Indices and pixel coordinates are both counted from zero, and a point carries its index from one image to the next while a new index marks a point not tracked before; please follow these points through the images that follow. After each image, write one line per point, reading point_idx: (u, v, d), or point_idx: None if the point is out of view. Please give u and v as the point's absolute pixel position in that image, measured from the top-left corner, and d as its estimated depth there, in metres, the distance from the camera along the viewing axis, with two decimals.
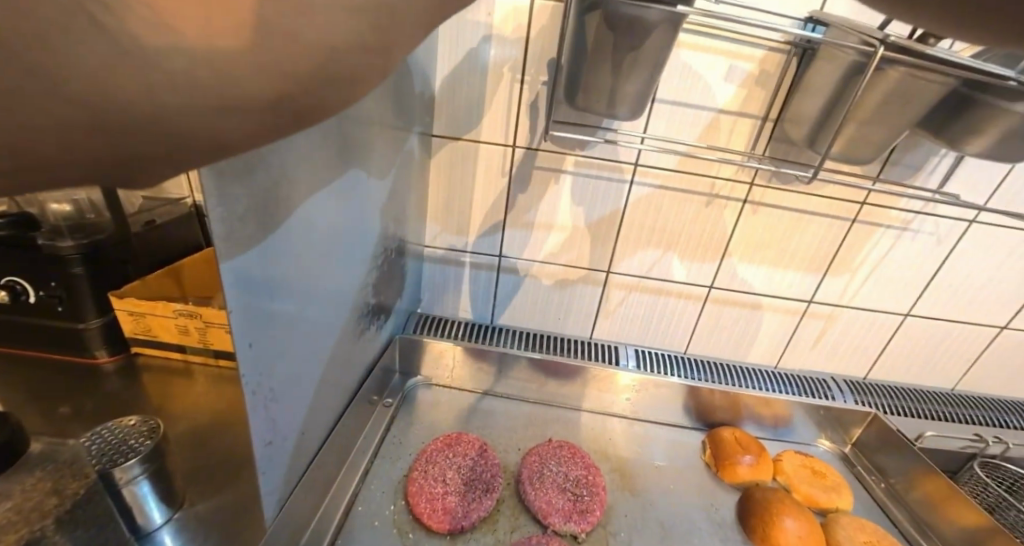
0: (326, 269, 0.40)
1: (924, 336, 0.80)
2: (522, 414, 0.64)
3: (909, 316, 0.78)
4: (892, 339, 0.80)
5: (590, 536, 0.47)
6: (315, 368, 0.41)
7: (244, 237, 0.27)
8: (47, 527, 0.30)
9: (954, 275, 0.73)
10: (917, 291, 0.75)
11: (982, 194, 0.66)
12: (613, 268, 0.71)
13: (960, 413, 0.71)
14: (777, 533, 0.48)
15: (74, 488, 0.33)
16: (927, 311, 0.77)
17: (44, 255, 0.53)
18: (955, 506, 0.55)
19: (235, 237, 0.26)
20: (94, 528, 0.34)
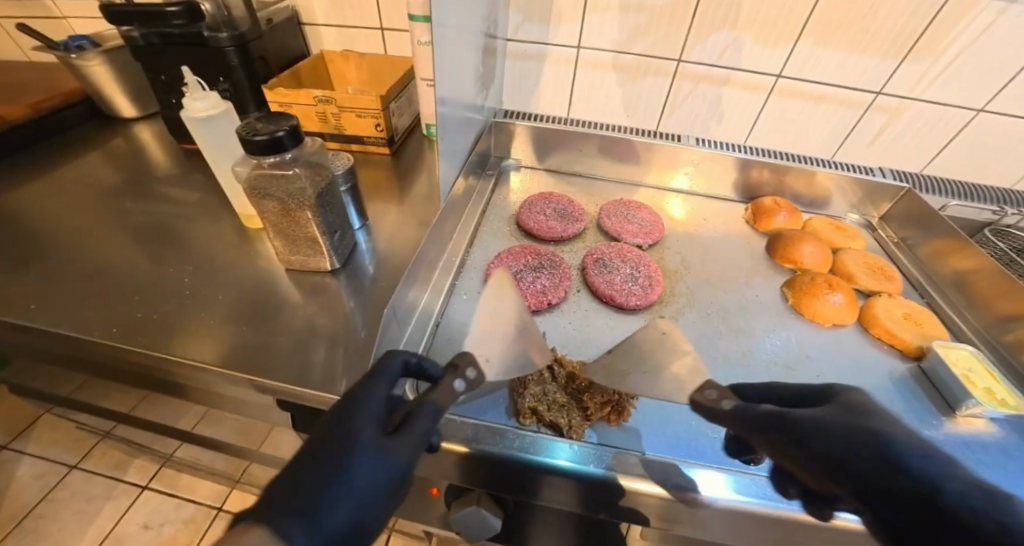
0: (463, 14, 0.48)
1: (1002, 131, 0.74)
2: (597, 187, 0.77)
3: (985, 111, 0.72)
4: (966, 131, 0.75)
5: (650, 249, 0.63)
6: (458, 107, 0.53)
7: None
8: (319, 200, 0.45)
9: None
10: (1008, 78, 0.68)
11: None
12: (685, 56, 0.75)
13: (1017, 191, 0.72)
14: (796, 253, 0.62)
15: (325, 180, 0.46)
16: (1010, 103, 0.71)
17: (210, 49, 0.62)
18: (958, 255, 0.61)
19: None
20: (339, 213, 0.50)
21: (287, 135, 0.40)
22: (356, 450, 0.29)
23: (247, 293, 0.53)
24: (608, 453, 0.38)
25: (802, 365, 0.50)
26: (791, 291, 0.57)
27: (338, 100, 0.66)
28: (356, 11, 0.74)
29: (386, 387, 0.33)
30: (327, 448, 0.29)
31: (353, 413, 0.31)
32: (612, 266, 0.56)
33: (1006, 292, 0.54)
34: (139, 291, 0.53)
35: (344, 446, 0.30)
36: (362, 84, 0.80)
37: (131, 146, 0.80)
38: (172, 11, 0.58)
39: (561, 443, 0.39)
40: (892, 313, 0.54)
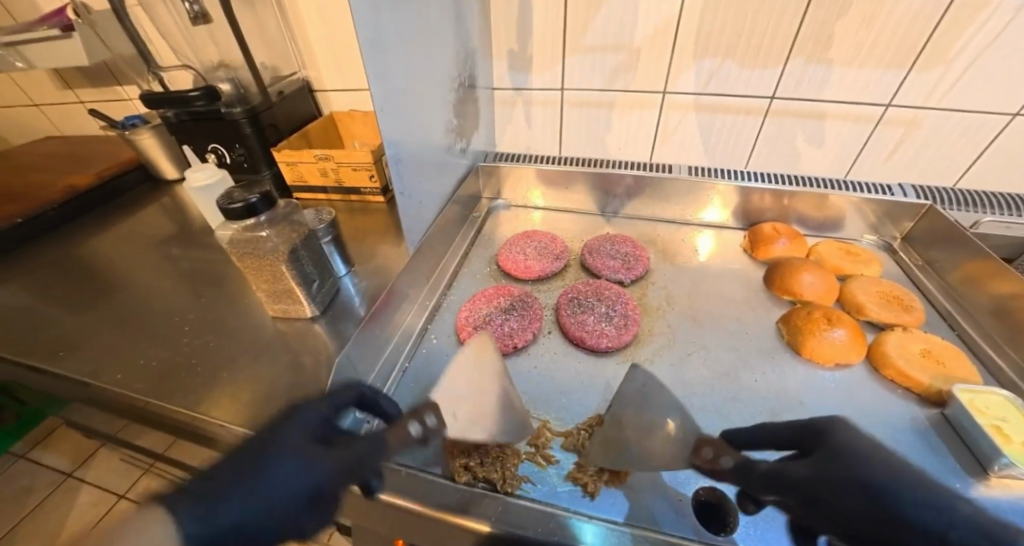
0: (425, 75, 0.52)
1: None
2: (587, 222, 0.77)
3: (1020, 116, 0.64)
4: (1002, 137, 0.67)
5: (634, 284, 0.61)
6: (426, 157, 0.56)
7: (366, 25, 0.39)
8: (291, 253, 0.48)
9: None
10: None
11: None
12: (669, 87, 0.74)
13: None
14: (795, 283, 0.57)
15: (299, 235, 0.50)
16: None
17: (227, 121, 0.70)
18: (994, 279, 0.54)
19: (363, 23, 0.38)
20: (317, 263, 0.53)
21: (258, 201, 0.45)
22: (285, 453, 0.32)
23: (241, 338, 0.57)
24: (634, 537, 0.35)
25: (794, 411, 0.45)
26: (786, 326, 0.53)
27: (335, 157, 0.72)
28: (356, 75, 0.81)
29: (329, 407, 0.37)
30: (237, 461, 0.31)
31: (290, 420, 0.35)
32: (586, 305, 0.55)
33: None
34: (151, 336, 0.58)
35: (272, 449, 0.32)
36: (364, 138, 0.86)
37: (171, 205, 0.91)
38: (193, 95, 0.68)
39: (583, 522, 0.36)
40: (907, 351, 0.48)
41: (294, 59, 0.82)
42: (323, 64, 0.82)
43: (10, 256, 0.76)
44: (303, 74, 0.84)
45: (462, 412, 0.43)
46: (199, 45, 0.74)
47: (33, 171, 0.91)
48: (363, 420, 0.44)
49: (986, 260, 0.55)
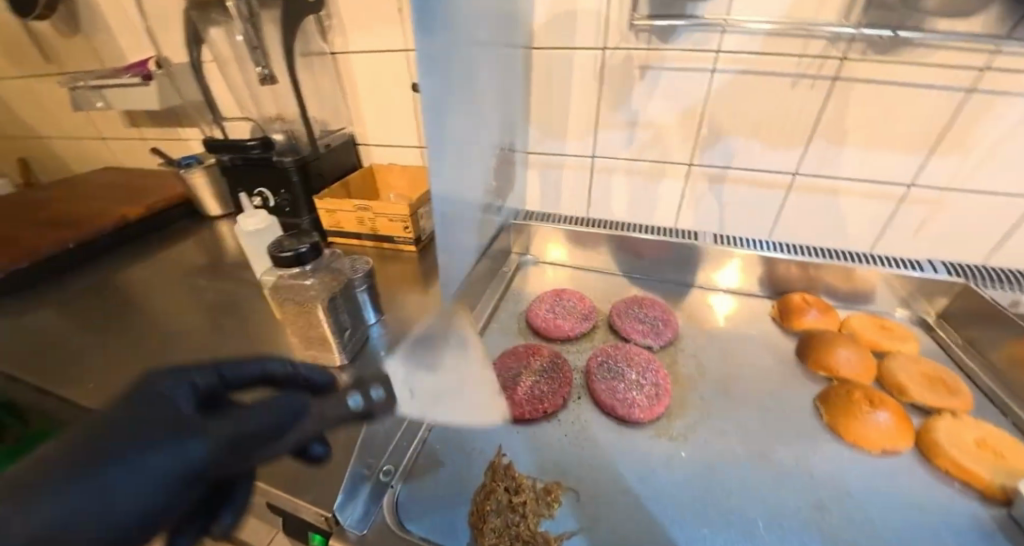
0: (474, 139, 0.55)
1: None
2: (613, 282, 0.77)
3: None
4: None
5: (663, 350, 0.60)
6: (467, 214, 0.58)
7: (431, 94, 0.43)
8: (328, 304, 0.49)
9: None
10: None
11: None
12: (696, 160, 0.77)
13: None
14: (831, 359, 0.56)
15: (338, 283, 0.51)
16: None
17: (277, 169, 0.75)
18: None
19: (428, 93, 0.42)
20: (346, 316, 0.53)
21: (307, 250, 0.47)
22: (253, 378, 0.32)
23: None
24: None
25: (843, 502, 0.42)
26: (825, 405, 0.51)
27: (374, 208, 0.75)
28: (400, 133, 0.87)
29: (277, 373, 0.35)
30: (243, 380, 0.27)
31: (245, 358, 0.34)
32: (616, 371, 0.54)
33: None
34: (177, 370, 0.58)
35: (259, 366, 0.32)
36: (399, 189, 0.90)
37: (207, 240, 0.94)
38: (251, 143, 0.73)
39: None
40: (961, 441, 0.45)
41: (344, 116, 0.88)
42: (370, 121, 0.88)
43: (52, 281, 0.79)
44: (350, 129, 0.90)
45: (492, 484, 0.41)
46: (261, 99, 0.81)
47: (87, 200, 0.96)
48: (387, 484, 0.42)
49: None
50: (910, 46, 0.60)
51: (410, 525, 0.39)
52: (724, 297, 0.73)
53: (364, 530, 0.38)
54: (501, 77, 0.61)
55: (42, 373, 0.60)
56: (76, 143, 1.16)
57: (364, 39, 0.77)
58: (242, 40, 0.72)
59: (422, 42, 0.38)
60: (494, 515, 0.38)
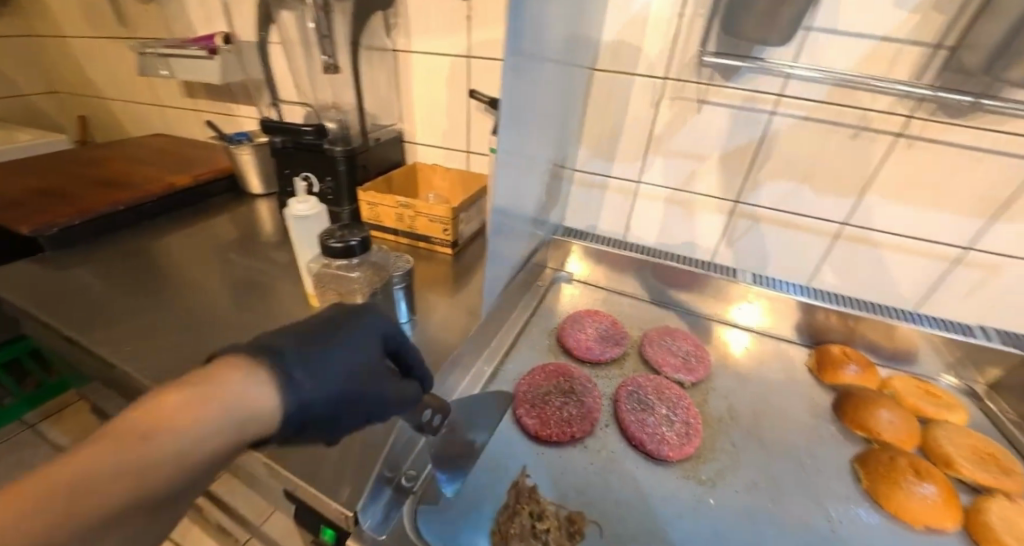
0: (532, 152, 0.55)
1: None
2: (644, 309, 0.76)
3: None
4: None
5: (694, 387, 0.59)
6: (516, 225, 0.58)
7: (507, 104, 0.42)
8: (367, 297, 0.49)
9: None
10: None
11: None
12: (743, 198, 0.74)
13: None
14: (871, 419, 0.53)
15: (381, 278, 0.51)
16: None
17: (326, 156, 0.76)
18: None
19: (504, 103, 0.42)
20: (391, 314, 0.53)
21: (357, 244, 0.47)
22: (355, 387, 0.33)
23: None
24: None
25: None
26: (864, 467, 0.49)
27: (416, 206, 0.75)
28: (447, 135, 0.88)
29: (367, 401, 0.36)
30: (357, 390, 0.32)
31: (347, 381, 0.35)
32: (646, 403, 0.53)
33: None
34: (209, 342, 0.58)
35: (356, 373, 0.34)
36: (439, 190, 0.91)
37: (246, 217, 0.96)
38: (307, 129, 0.74)
39: None
40: (1013, 526, 0.43)
41: (395, 112, 0.90)
42: (419, 120, 0.89)
43: (97, 238, 0.81)
44: (400, 125, 0.91)
45: (519, 502, 0.41)
46: (320, 87, 0.83)
47: (139, 164, 0.99)
48: (408, 490, 0.41)
49: None
50: (985, 110, 0.57)
51: (428, 536, 0.38)
52: (741, 334, 0.72)
53: (382, 535, 0.37)
54: (563, 94, 0.61)
55: (76, 325, 0.61)
56: (135, 107, 1.21)
57: (427, 39, 0.78)
58: (313, 28, 0.74)
59: (508, 52, 0.38)
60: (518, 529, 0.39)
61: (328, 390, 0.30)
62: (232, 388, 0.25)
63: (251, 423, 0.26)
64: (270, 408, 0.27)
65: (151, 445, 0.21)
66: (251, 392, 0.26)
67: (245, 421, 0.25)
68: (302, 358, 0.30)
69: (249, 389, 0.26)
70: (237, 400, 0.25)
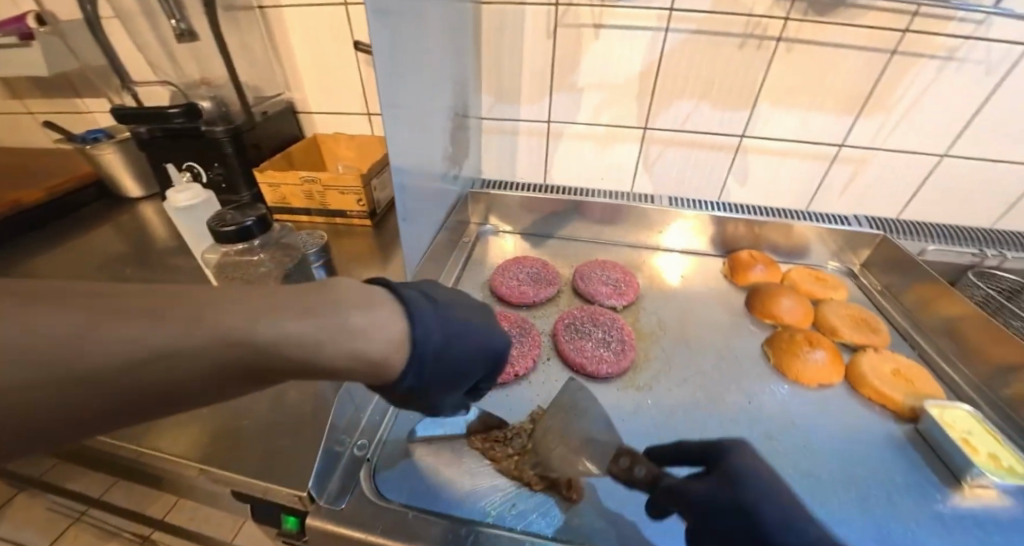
0: (426, 103, 0.52)
1: (969, 179, 0.73)
2: (574, 248, 0.78)
3: (945, 158, 0.71)
4: (930, 178, 0.74)
5: (625, 309, 0.63)
6: (424, 184, 0.56)
7: (381, 51, 0.39)
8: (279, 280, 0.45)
9: (1014, 103, 0.65)
10: (961, 126, 0.68)
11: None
12: (650, 123, 0.76)
13: (999, 235, 0.71)
14: (774, 307, 0.60)
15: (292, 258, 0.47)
16: (968, 151, 0.70)
17: (207, 139, 0.67)
18: (942, 301, 0.59)
19: (378, 49, 0.39)
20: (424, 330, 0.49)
21: (253, 223, 0.43)
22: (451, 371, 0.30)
23: None
24: None
25: (787, 432, 0.47)
26: (771, 347, 0.56)
27: (322, 180, 0.69)
28: (343, 99, 0.81)
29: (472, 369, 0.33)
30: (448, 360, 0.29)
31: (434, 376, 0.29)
32: (583, 332, 0.56)
33: (996, 341, 0.52)
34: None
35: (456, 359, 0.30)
36: (347, 161, 0.84)
37: (128, 223, 0.84)
38: (173, 111, 0.63)
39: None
40: (881, 370, 0.52)
41: (279, 81, 0.81)
42: (309, 87, 0.81)
43: None
44: (288, 96, 0.83)
45: (486, 446, 0.43)
46: (179, 61, 0.72)
47: None
48: (361, 459, 0.41)
49: (934, 284, 0.61)
50: (844, 4, 0.61)
51: (389, 495, 0.39)
52: (670, 256, 0.76)
53: (340, 505, 0.37)
54: (449, 39, 0.57)
55: None
56: None
57: None
58: None
59: None
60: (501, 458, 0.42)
61: (456, 347, 0.29)
62: (378, 314, 0.25)
63: (370, 371, 0.25)
64: (398, 363, 0.25)
65: (305, 343, 0.22)
66: (392, 332, 0.25)
67: (364, 359, 0.24)
68: (441, 311, 0.29)
69: (392, 329, 0.25)
70: (375, 337, 0.24)
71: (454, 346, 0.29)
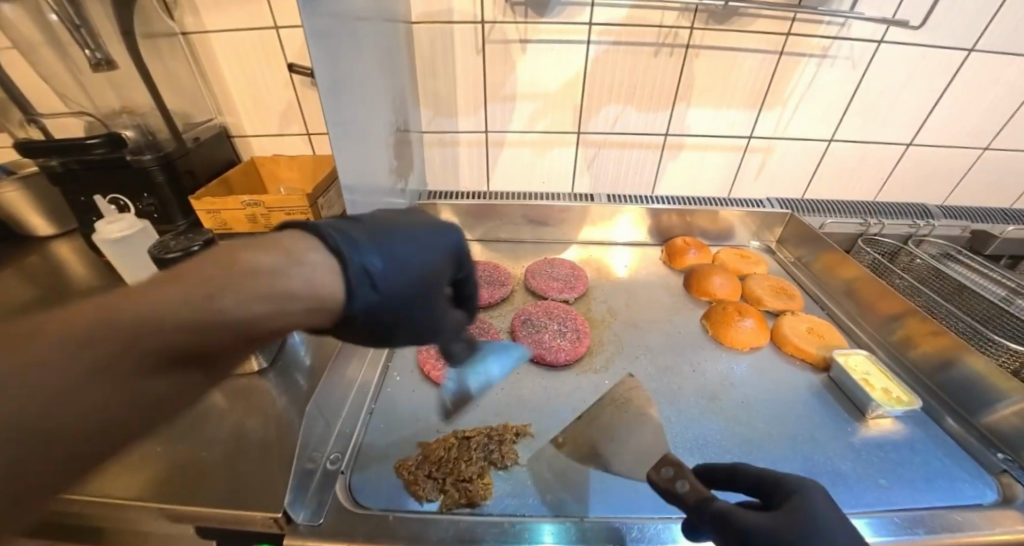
0: (369, 120, 0.54)
1: (852, 160, 0.85)
2: (524, 249, 0.81)
3: (831, 143, 0.83)
4: (821, 162, 0.86)
5: (577, 301, 0.67)
6: (373, 197, 0.58)
7: (322, 74, 0.41)
8: None
9: (878, 94, 0.77)
10: (840, 114, 0.79)
11: (890, 7, 0.69)
12: (583, 128, 0.82)
13: (879, 207, 0.83)
14: (708, 284, 0.67)
15: None
16: (849, 136, 0.82)
17: (133, 169, 0.63)
18: (842, 266, 0.69)
19: (320, 73, 0.41)
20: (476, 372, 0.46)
21: (200, 249, 0.42)
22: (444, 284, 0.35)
23: None
24: (596, 527, 0.38)
25: (727, 393, 0.53)
26: (708, 321, 0.62)
27: (265, 202, 0.68)
28: (281, 121, 0.80)
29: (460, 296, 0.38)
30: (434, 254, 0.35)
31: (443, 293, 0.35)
32: (539, 325, 0.59)
33: (883, 296, 0.61)
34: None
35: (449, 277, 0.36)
36: (289, 182, 0.83)
37: (39, 266, 0.76)
38: (92, 142, 0.60)
39: (544, 524, 0.38)
40: (798, 330, 0.59)
41: (210, 106, 0.78)
42: (243, 110, 0.79)
43: None
44: (220, 119, 0.80)
45: (412, 476, 0.41)
46: (93, 89, 0.68)
47: None
48: (335, 472, 0.41)
49: (834, 252, 0.71)
50: (736, 14, 0.70)
51: (368, 502, 0.39)
52: (610, 249, 0.81)
53: (319, 519, 0.37)
54: (384, 57, 0.59)
55: None
56: None
57: (222, 14, 0.69)
58: (58, 17, 0.59)
59: (306, 16, 0.37)
60: (430, 487, 0.40)
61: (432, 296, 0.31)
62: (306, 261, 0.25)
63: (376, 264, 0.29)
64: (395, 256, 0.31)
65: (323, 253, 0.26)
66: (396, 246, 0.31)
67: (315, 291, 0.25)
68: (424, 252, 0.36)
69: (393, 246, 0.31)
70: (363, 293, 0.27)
71: (393, 266, 0.29)
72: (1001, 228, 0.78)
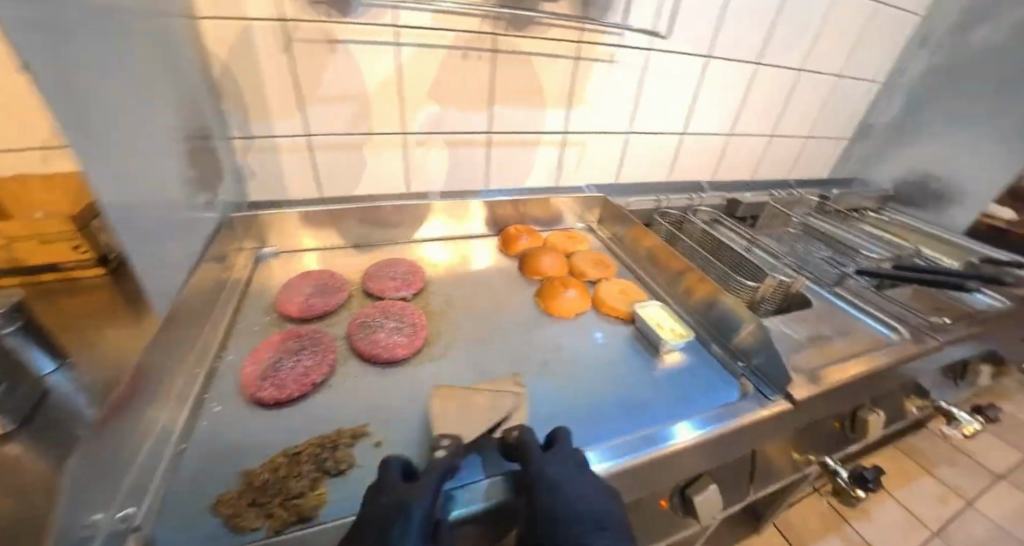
0: (139, 124, 0.47)
1: (645, 148, 1.03)
2: (364, 253, 0.80)
3: (630, 133, 0.99)
4: (625, 151, 1.02)
5: (416, 297, 0.68)
6: (160, 210, 0.50)
7: (48, 75, 0.34)
8: None
9: (651, 94, 0.95)
10: (631, 110, 0.96)
11: (650, 20, 0.85)
12: (408, 129, 0.84)
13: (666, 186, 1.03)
14: (539, 265, 0.75)
15: None
16: (641, 128, 1.00)
17: None
18: (642, 238, 0.84)
19: (43, 73, 0.34)
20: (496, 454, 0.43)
21: None
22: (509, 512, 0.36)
23: None
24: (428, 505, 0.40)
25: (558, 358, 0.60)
26: (541, 297, 0.70)
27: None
28: None
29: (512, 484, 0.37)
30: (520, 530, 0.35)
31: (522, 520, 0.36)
32: (375, 326, 0.59)
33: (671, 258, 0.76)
34: None
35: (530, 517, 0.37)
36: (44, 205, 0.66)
37: None
38: None
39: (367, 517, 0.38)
40: (612, 293, 0.70)
41: None
42: None
43: None
44: None
45: (233, 510, 0.38)
46: None
47: None
48: (127, 530, 0.36)
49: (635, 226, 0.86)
50: (533, 22, 0.79)
51: None
52: (452, 244, 0.85)
53: None
54: (160, 53, 0.52)
55: None
56: None
57: None
58: None
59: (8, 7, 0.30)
60: (253, 515, 0.38)
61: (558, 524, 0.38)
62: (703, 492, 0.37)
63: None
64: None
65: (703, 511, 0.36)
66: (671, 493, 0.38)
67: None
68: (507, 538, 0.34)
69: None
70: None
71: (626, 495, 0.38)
72: (744, 196, 1.04)
